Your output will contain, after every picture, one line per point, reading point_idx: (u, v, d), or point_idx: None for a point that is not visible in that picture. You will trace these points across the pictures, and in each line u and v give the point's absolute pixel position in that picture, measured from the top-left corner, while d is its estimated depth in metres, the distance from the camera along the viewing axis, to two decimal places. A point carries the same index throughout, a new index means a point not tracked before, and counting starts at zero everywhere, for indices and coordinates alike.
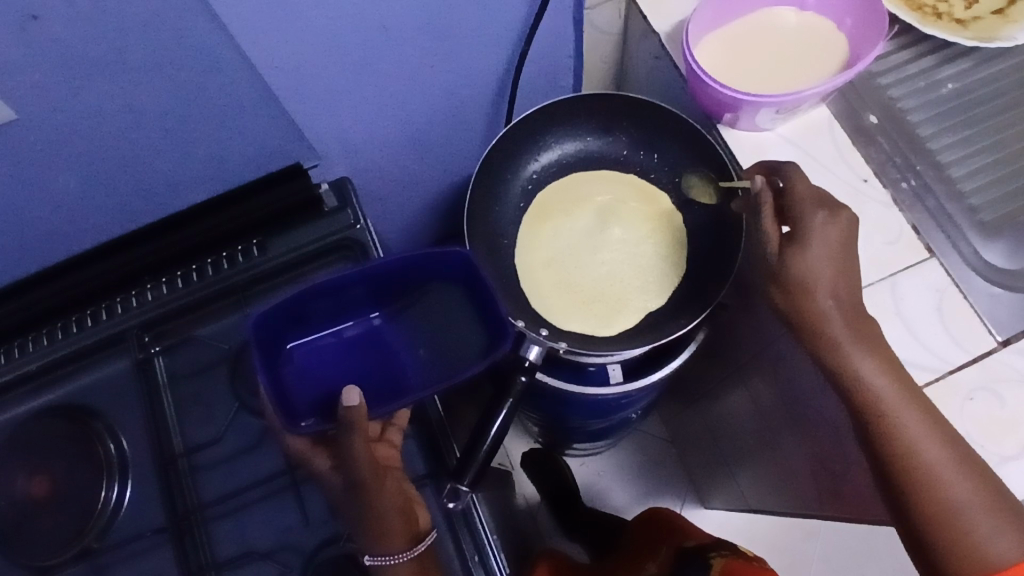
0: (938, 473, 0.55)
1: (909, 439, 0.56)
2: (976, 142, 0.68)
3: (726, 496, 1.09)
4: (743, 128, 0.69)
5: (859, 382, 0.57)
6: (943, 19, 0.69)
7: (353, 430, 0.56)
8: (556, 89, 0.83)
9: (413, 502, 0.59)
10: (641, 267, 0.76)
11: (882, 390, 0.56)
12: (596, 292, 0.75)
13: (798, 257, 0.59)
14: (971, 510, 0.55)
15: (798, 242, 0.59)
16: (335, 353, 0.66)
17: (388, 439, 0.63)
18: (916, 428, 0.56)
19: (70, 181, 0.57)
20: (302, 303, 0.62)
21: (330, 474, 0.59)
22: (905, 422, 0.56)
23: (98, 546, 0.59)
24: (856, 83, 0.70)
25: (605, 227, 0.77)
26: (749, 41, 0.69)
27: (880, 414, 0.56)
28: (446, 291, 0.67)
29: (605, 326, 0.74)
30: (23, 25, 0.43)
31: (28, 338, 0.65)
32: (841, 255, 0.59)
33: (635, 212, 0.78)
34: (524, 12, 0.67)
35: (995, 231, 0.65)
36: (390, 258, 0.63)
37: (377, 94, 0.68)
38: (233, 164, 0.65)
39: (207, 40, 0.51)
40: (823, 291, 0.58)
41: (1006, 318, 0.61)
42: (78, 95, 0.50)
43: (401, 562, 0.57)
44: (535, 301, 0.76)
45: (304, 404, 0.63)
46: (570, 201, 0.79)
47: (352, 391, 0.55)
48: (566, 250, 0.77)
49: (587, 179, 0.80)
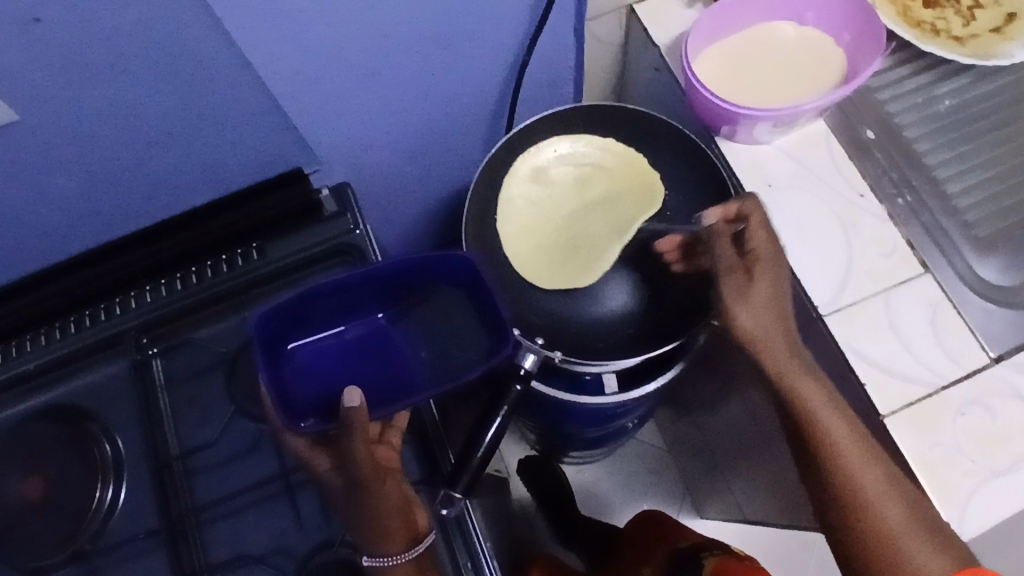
0: (871, 494, 0.56)
1: (841, 454, 0.57)
2: (972, 158, 0.68)
3: (722, 506, 1.09)
4: (740, 140, 0.70)
5: (797, 398, 0.60)
6: (941, 36, 0.70)
7: (353, 429, 0.56)
8: (557, 98, 0.84)
9: (412, 503, 0.60)
10: (614, 220, 0.76)
11: (815, 405, 0.59)
12: (578, 254, 0.76)
13: (744, 286, 0.61)
14: (907, 534, 0.55)
15: (748, 274, 0.61)
16: (335, 354, 0.66)
17: (388, 441, 0.63)
18: (848, 444, 0.58)
19: (71, 182, 0.57)
20: (306, 303, 0.63)
21: (330, 475, 0.59)
22: (837, 436, 0.58)
23: (92, 547, 0.59)
24: (854, 98, 0.71)
25: (580, 193, 0.78)
26: (748, 55, 0.69)
27: (817, 429, 0.59)
28: (444, 293, 0.68)
29: (575, 280, 0.75)
30: (26, 28, 0.44)
31: (26, 338, 0.65)
32: (778, 285, 0.61)
33: (610, 173, 0.78)
34: (525, 22, 0.68)
35: (990, 247, 0.65)
36: (391, 261, 0.63)
37: (377, 101, 0.69)
38: (235, 168, 0.65)
39: (209, 45, 0.52)
40: (763, 312, 0.61)
41: (1000, 332, 0.61)
42: (80, 98, 0.50)
43: (400, 562, 0.57)
44: (518, 265, 0.76)
45: (301, 407, 0.63)
46: (550, 170, 0.78)
47: (353, 391, 0.55)
48: (547, 216, 0.77)
49: (560, 147, 0.78)
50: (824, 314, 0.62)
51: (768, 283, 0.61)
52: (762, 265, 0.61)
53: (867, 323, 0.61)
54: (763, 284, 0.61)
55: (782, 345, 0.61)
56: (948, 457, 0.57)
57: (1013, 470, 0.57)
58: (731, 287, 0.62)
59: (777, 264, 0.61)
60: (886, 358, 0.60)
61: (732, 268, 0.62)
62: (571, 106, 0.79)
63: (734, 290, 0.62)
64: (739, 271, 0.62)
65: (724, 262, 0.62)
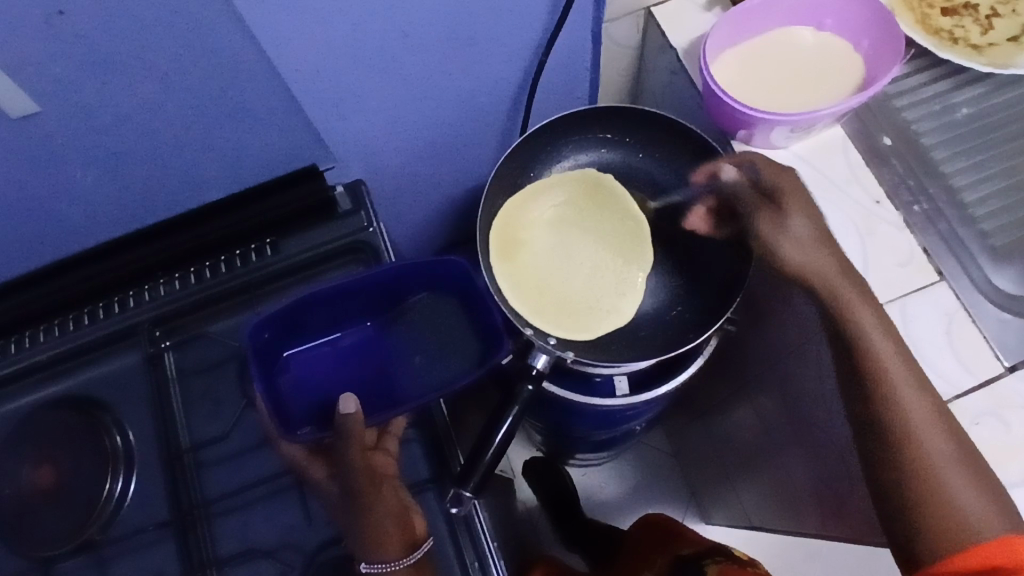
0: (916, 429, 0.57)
1: (891, 386, 0.58)
2: (989, 166, 0.68)
3: (728, 512, 1.08)
4: (758, 144, 0.69)
5: (852, 326, 0.59)
6: (960, 44, 0.69)
7: (349, 437, 0.58)
8: (572, 100, 0.84)
9: (409, 511, 0.59)
10: (616, 244, 0.77)
11: (873, 339, 0.58)
12: (601, 285, 0.75)
13: (776, 219, 0.65)
14: (948, 470, 0.56)
15: (777, 209, 0.65)
16: (333, 360, 0.67)
17: (383, 448, 0.62)
18: (901, 380, 0.58)
19: (91, 173, 0.58)
20: (300, 310, 0.64)
21: (325, 483, 0.60)
22: (893, 375, 0.58)
23: (102, 538, 0.60)
24: (871, 105, 0.70)
25: (572, 226, 0.77)
26: (767, 61, 0.69)
27: (870, 360, 0.58)
28: (444, 301, 0.69)
29: (620, 316, 0.74)
30: (50, 20, 0.44)
31: (40, 329, 0.66)
32: (813, 214, 0.64)
33: (574, 204, 0.78)
34: (543, 22, 0.68)
35: (1006, 257, 0.65)
36: (389, 266, 0.64)
37: (394, 98, 0.69)
38: (253, 163, 0.66)
39: (229, 39, 0.52)
40: (803, 238, 0.63)
41: (1016, 343, 0.60)
42: (101, 89, 0.50)
43: (397, 568, 0.56)
44: (559, 330, 0.73)
45: (299, 417, 0.64)
46: (523, 226, 0.77)
47: (348, 399, 0.58)
48: (545, 276, 0.75)
49: (535, 194, 0.78)
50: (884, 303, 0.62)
51: (799, 209, 0.64)
52: (790, 195, 0.64)
53: None
54: (797, 212, 0.64)
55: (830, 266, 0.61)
56: None
57: None
58: (768, 222, 0.66)
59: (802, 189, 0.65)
60: None
61: (761, 208, 0.66)
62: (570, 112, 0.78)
63: (771, 224, 0.66)
64: (770, 206, 0.66)
65: (752, 202, 0.67)
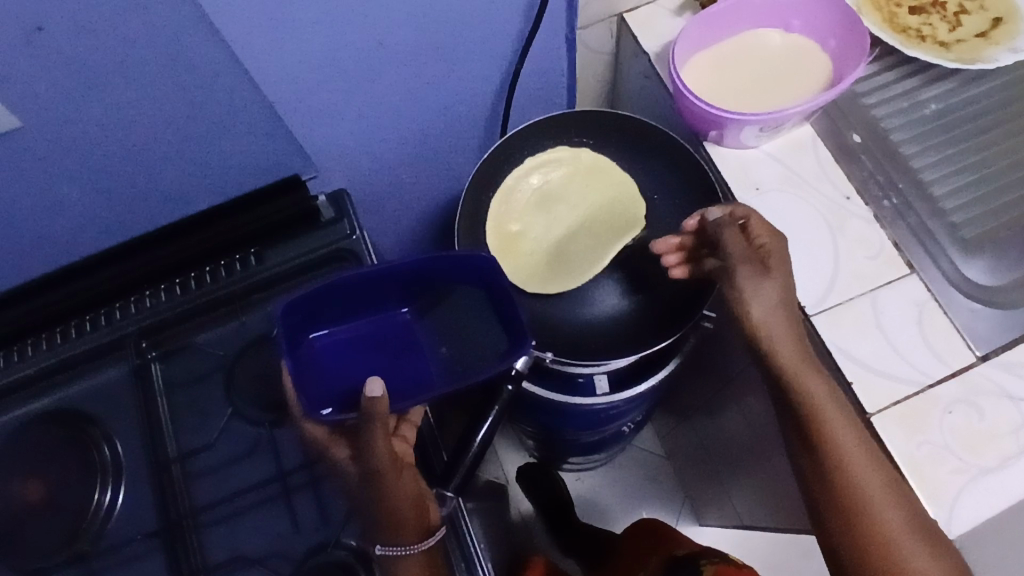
0: (874, 505, 0.56)
1: (845, 466, 0.56)
2: (958, 160, 0.69)
3: (721, 513, 1.09)
4: (728, 144, 0.71)
5: (805, 402, 0.58)
6: (926, 41, 0.71)
7: (374, 422, 0.56)
8: (550, 106, 0.85)
9: (424, 497, 0.60)
10: (603, 206, 0.78)
11: (824, 410, 0.57)
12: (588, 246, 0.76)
13: (753, 276, 0.60)
14: (906, 543, 0.55)
15: (758, 268, 0.61)
16: (349, 349, 0.65)
17: (401, 435, 0.63)
18: (850, 447, 0.56)
19: (75, 187, 0.59)
20: (329, 295, 0.63)
21: (348, 465, 0.59)
22: (842, 441, 0.56)
23: (92, 549, 0.60)
24: (841, 102, 0.72)
25: (558, 202, 0.78)
26: (735, 63, 0.71)
27: (822, 436, 0.57)
28: (463, 292, 0.68)
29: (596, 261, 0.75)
30: (29, 37, 0.45)
31: (28, 342, 0.66)
32: (784, 285, 0.60)
33: (563, 181, 0.79)
34: (519, 27, 0.69)
35: (976, 249, 0.66)
36: (412, 258, 0.63)
37: (372, 107, 0.70)
38: (231, 173, 0.67)
39: (207, 51, 0.53)
40: (758, 301, 0.60)
41: (986, 333, 0.62)
42: (80, 103, 0.51)
43: (411, 553, 0.57)
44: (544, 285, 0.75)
45: (320, 396, 0.62)
46: (514, 216, 0.78)
47: (374, 381, 0.55)
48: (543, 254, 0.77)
49: (516, 182, 0.78)
50: (813, 315, 0.62)
51: (778, 270, 0.60)
52: (776, 257, 0.61)
53: (852, 322, 0.62)
54: (775, 281, 0.60)
55: (783, 324, 0.59)
56: (936, 455, 0.57)
57: (1003, 467, 0.57)
58: (745, 277, 0.61)
59: (785, 251, 0.61)
60: (874, 360, 0.60)
61: (744, 260, 0.61)
62: (549, 115, 0.80)
63: (747, 280, 0.60)
64: (751, 264, 0.61)
65: (736, 253, 0.61)
